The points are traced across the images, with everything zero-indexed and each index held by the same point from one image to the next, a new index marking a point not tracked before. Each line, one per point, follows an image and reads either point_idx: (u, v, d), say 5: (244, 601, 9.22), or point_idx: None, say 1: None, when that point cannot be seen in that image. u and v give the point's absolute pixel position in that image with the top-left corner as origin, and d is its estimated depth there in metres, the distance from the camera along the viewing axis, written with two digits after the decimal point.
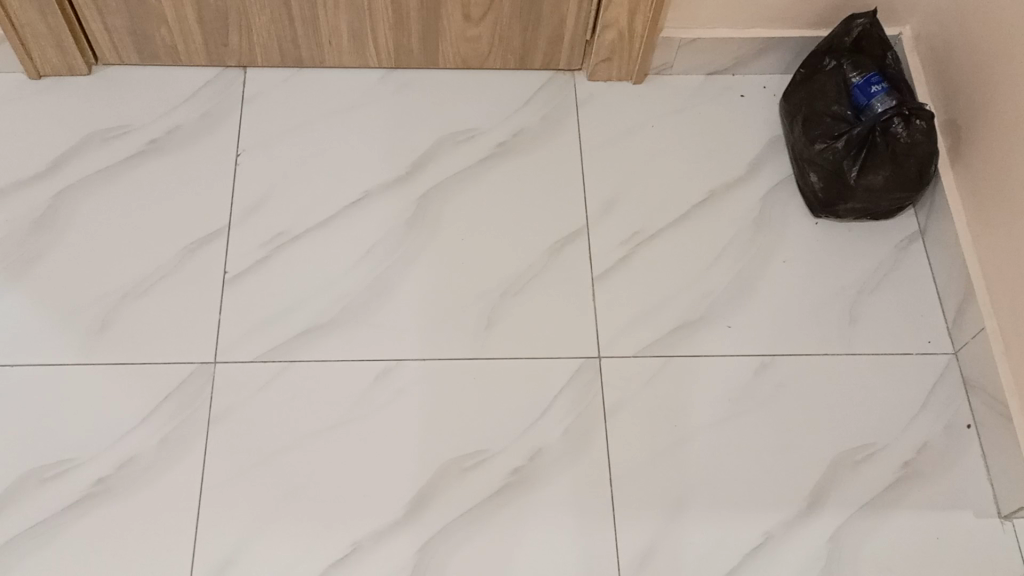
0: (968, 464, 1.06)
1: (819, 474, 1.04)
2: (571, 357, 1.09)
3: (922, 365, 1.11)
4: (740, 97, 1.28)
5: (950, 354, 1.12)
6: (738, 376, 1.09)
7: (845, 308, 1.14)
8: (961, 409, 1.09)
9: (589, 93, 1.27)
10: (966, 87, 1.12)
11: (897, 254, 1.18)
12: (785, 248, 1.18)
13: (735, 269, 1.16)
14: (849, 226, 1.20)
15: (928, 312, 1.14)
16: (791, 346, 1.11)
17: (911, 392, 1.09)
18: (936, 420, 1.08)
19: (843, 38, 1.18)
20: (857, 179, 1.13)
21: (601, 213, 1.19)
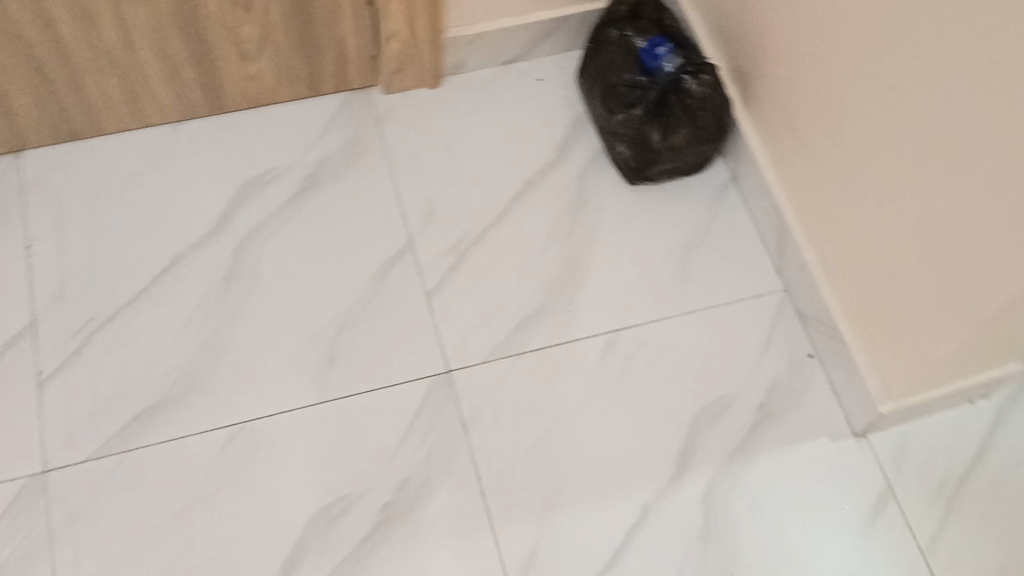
0: (817, 393, 1.09)
1: (682, 436, 1.06)
2: (420, 378, 1.07)
3: (758, 307, 1.14)
4: (538, 81, 1.29)
5: (780, 290, 1.16)
6: (588, 358, 1.10)
7: (676, 268, 1.16)
8: (801, 340, 1.12)
9: (388, 106, 1.25)
10: (742, 33, 1.14)
11: (715, 204, 1.21)
12: (609, 222, 1.19)
13: (564, 253, 1.16)
14: (664, 187, 1.22)
15: (754, 255, 1.18)
16: (633, 317, 1.12)
17: (752, 335, 1.12)
18: (780, 357, 1.11)
19: (620, 8, 1.21)
20: (661, 141, 1.15)
21: (422, 224, 1.17)
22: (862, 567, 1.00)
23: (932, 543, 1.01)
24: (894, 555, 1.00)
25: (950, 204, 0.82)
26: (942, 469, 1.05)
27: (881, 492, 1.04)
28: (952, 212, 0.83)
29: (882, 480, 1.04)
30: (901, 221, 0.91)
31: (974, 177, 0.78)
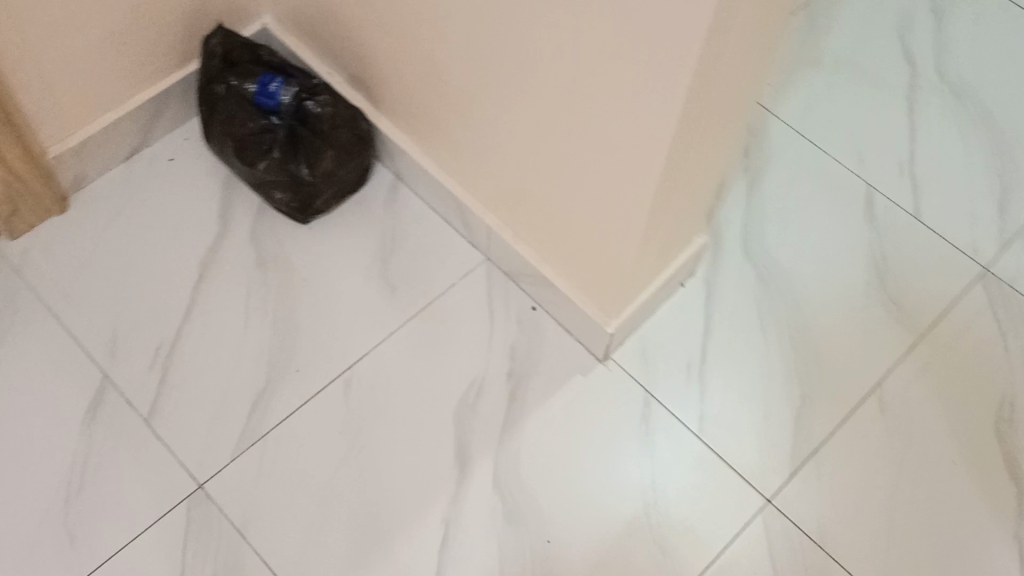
0: (553, 338, 1.14)
1: (453, 435, 1.06)
2: (176, 506, 1.00)
3: (469, 285, 1.17)
4: (170, 162, 1.23)
5: (483, 261, 1.19)
6: (335, 405, 1.07)
7: (382, 284, 1.16)
8: (520, 298, 1.16)
9: (22, 250, 1.14)
10: (340, 43, 1.14)
11: (392, 209, 1.22)
12: (300, 268, 1.16)
13: (269, 317, 1.12)
14: (338, 213, 1.21)
15: (446, 240, 1.20)
16: (361, 347, 1.11)
17: (476, 313, 1.15)
18: (508, 321, 1.15)
19: (213, 62, 1.15)
20: (312, 173, 1.13)
21: (111, 353, 1.08)
22: (655, 472, 1.06)
23: (700, 422, 1.09)
24: (675, 448, 1.07)
25: (574, 131, 0.87)
26: (682, 355, 1.14)
27: (643, 399, 1.10)
28: (579, 138, 0.88)
29: (638, 388, 1.11)
30: (545, 160, 0.95)
31: (580, 100, 0.83)
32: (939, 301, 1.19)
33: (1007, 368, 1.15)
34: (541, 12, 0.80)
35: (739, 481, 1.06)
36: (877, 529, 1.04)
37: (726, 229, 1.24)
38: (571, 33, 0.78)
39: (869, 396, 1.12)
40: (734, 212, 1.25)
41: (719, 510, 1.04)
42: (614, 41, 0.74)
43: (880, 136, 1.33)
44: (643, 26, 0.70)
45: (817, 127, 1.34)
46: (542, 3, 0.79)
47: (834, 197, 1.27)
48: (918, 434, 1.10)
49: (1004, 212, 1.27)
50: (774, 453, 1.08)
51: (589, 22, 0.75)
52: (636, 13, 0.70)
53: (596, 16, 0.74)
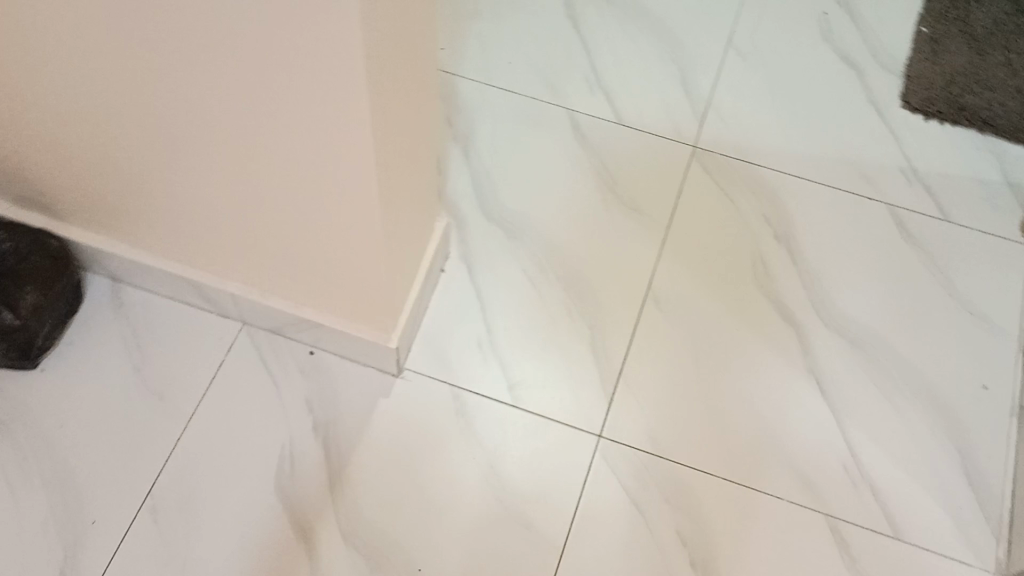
0: (343, 374, 1.11)
1: (285, 512, 1.01)
2: None
3: (238, 357, 1.11)
4: None
5: (241, 328, 1.13)
6: (150, 536, 0.99)
7: (146, 395, 1.07)
8: (294, 348, 1.12)
9: None
10: None
11: (124, 315, 1.12)
12: (49, 417, 1.05)
13: (39, 482, 1.01)
14: (67, 343, 1.10)
15: (194, 323, 1.12)
16: (151, 468, 1.03)
17: (256, 382, 1.09)
18: (292, 377, 1.10)
19: None
20: (21, 314, 1.02)
21: None
22: (491, 456, 1.07)
23: (512, 392, 1.11)
24: (500, 426, 1.09)
25: (274, 185, 0.83)
26: (470, 337, 1.14)
27: (452, 394, 1.10)
28: (282, 191, 0.83)
29: (444, 385, 1.11)
30: (260, 220, 0.90)
31: (267, 159, 0.79)
32: (668, 191, 1.27)
33: (745, 227, 1.24)
34: (184, 96, 0.74)
35: (568, 430, 1.09)
36: (699, 416, 1.10)
37: (461, 200, 1.24)
38: (227, 104, 0.73)
39: (646, 300, 1.18)
40: (460, 181, 1.26)
41: (561, 465, 1.06)
42: (273, 100, 0.70)
43: (560, 59, 1.37)
44: (298, 79, 0.66)
45: (501, 71, 1.36)
46: (182, 85, 0.73)
47: (543, 131, 1.31)
48: (698, 317, 1.17)
49: (688, 89, 1.36)
50: (588, 390, 1.11)
51: (239, 93, 0.70)
52: (284, 70, 0.66)
53: (244, 86, 0.69)
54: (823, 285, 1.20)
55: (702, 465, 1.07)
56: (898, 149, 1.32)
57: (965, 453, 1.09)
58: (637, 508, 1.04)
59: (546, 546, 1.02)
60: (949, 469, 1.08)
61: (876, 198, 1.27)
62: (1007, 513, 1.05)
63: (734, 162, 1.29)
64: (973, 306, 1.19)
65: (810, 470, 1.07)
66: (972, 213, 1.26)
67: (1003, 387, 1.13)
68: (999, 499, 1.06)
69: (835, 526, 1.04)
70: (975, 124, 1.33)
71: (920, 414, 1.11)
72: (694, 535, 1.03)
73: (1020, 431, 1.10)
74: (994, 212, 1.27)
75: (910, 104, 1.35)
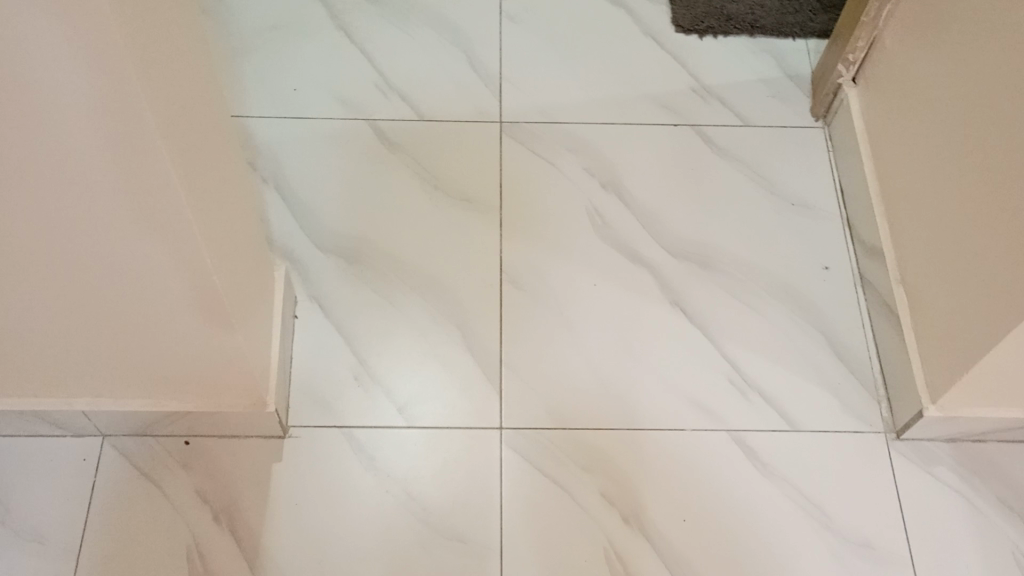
0: (226, 453, 1.06)
1: None
2: None
3: (111, 473, 1.04)
4: None
5: (103, 441, 1.05)
6: None
7: (23, 546, 0.99)
8: (167, 444, 1.06)
9: None
10: None
11: None
12: None
13: None
14: None
15: (51, 453, 1.04)
16: None
17: (138, 492, 1.03)
18: (175, 474, 1.04)
19: None
20: None
21: None
22: (403, 483, 1.05)
23: (403, 414, 1.09)
24: (402, 450, 1.07)
25: (96, 293, 0.77)
26: (344, 373, 1.11)
27: (345, 435, 1.07)
28: (109, 296, 0.78)
29: (334, 430, 1.07)
30: (92, 333, 0.84)
31: (82, 268, 0.73)
32: (490, 171, 1.27)
33: (572, 185, 1.26)
34: None
35: (469, 433, 1.08)
36: (588, 378, 1.12)
37: (290, 240, 1.20)
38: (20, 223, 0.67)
39: (503, 284, 1.18)
40: (284, 222, 1.21)
41: (474, 468, 1.06)
42: (70, 197, 0.64)
43: (344, 72, 1.34)
44: (91, 173, 0.62)
45: (289, 100, 1.31)
46: None
47: (350, 148, 1.28)
48: (556, 284, 1.19)
49: (478, 67, 1.36)
50: (475, 388, 1.11)
51: (29, 200, 0.65)
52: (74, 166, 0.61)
53: (32, 192, 0.64)
54: (659, 218, 1.24)
55: (605, 423, 1.09)
56: (686, 71, 1.37)
57: (828, 333, 1.16)
58: (558, 485, 1.05)
59: (484, 552, 1.01)
60: (819, 352, 1.15)
61: (680, 123, 1.32)
62: (879, 376, 1.13)
63: (543, 126, 1.31)
64: (794, 197, 1.27)
65: (701, 395, 1.12)
66: (767, 113, 1.34)
67: (841, 264, 1.22)
68: (868, 365, 1.14)
69: (739, 439, 1.09)
70: (745, 30, 1.41)
71: (780, 310, 1.18)
72: (617, 492, 1.05)
73: (867, 298, 1.18)
74: (786, 105, 1.34)
75: (683, 27, 1.41)
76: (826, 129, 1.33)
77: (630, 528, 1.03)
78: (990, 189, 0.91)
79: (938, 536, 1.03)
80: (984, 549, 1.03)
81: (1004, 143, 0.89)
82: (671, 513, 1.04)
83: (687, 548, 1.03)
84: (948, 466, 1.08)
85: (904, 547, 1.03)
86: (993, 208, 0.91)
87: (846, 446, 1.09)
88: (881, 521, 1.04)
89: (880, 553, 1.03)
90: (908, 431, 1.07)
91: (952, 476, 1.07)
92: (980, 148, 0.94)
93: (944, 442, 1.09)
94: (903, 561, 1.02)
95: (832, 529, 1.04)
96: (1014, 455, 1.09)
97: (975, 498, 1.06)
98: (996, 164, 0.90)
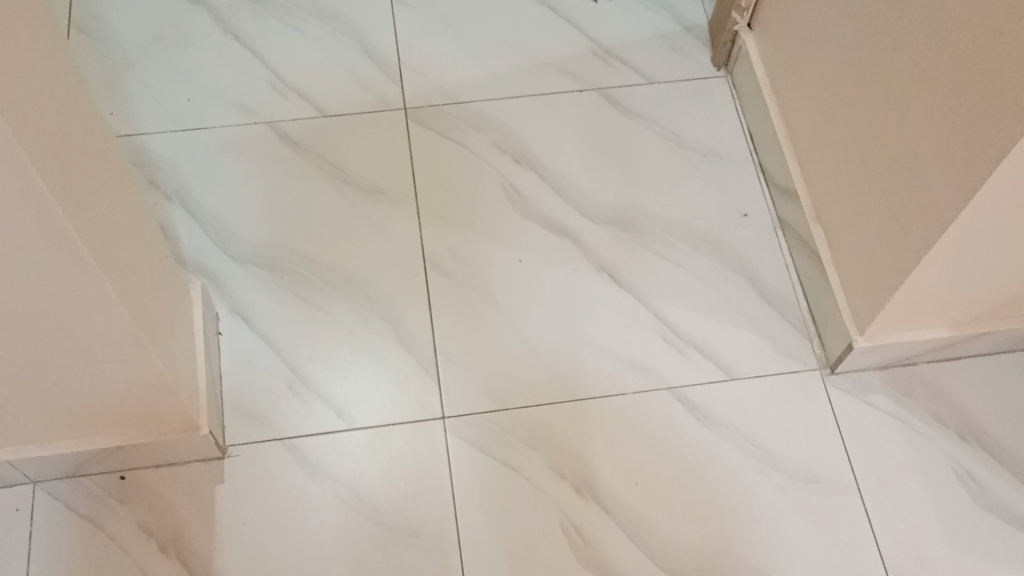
0: (165, 482, 1.03)
1: None
2: None
3: (47, 519, 1.00)
4: None
5: (35, 488, 1.01)
6: None
7: None
8: (102, 482, 1.02)
9: None
10: None
11: None
12: None
13: None
14: None
15: None
16: None
17: (78, 535, 1.00)
18: (114, 512, 1.01)
19: None
20: None
21: None
22: (350, 486, 1.03)
23: (343, 416, 1.07)
24: (346, 453, 1.05)
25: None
26: (278, 384, 1.09)
27: (286, 447, 1.05)
28: (11, 342, 0.74)
29: (273, 442, 1.05)
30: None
31: None
32: (400, 160, 1.25)
33: (485, 164, 1.25)
34: None
35: (412, 426, 1.07)
36: (524, 356, 1.12)
37: (204, 255, 1.17)
38: None
39: (427, 272, 1.17)
40: (194, 237, 1.17)
41: (421, 461, 1.05)
42: None
43: (237, 76, 1.30)
44: None
45: (184, 111, 1.27)
46: None
47: (254, 153, 1.24)
48: (481, 265, 1.17)
49: (374, 55, 1.33)
50: (412, 380, 1.10)
51: None
52: None
53: None
54: (576, 185, 1.24)
55: (546, 397, 1.09)
56: (584, 36, 1.36)
57: (753, 278, 1.18)
58: (507, 465, 1.05)
59: (441, 543, 1.01)
60: (748, 298, 1.16)
61: (585, 88, 1.32)
62: (807, 314, 1.15)
63: (448, 107, 1.29)
64: (705, 148, 1.27)
65: (638, 357, 1.12)
66: (669, 67, 1.34)
67: (759, 209, 1.23)
68: (796, 305, 1.16)
69: (679, 395, 1.10)
70: None
71: (704, 262, 1.19)
72: (566, 464, 1.05)
73: (787, 240, 1.20)
74: (687, 58, 1.35)
75: None
76: (728, 77, 1.34)
77: (583, 497, 1.04)
78: (891, 116, 0.93)
79: (881, 462, 1.06)
80: (925, 467, 1.06)
81: (899, 69, 0.90)
82: (622, 477, 1.05)
83: (641, 509, 1.03)
84: (883, 392, 1.10)
85: (849, 477, 1.05)
86: (895, 134, 0.93)
87: (783, 387, 1.10)
88: (825, 455, 1.06)
89: (827, 486, 1.05)
90: (841, 364, 1.09)
91: (887, 402, 1.10)
92: (876, 77, 0.95)
93: (876, 371, 1.12)
94: (850, 490, 1.04)
95: (779, 469, 1.06)
96: (943, 373, 1.11)
97: (912, 420, 1.09)
98: (893, 90, 0.92)
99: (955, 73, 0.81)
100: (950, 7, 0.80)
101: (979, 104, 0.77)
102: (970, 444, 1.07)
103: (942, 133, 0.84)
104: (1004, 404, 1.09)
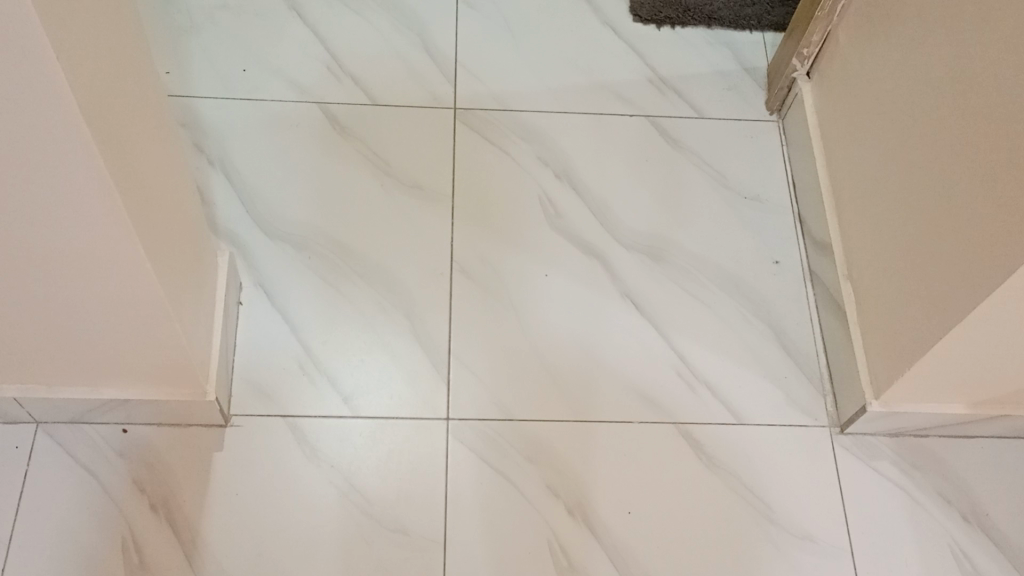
0: (165, 441, 1.03)
1: None
2: None
3: (45, 462, 1.01)
4: None
5: (39, 428, 1.03)
6: None
7: None
8: (105, 431, 1.03)
9: None
10: None
11: None
12: None
13: None
14: None
15: None
16: None
17: (74, 480, 1.01)
18: (111, 463, 1.02)
19: None
20: None
21: None
22: (346, 473, 1.04)
23: (349, 404, 1.08)
24: (346, 440, 1.05)
25: (25, 283, 0.75)
26: (290, 361, 1.09)
27: (288, 425, 1.05)
28: (37, 284, 0.75)
29: (277, 419, 1.06)
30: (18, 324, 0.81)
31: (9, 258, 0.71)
32: (442, 159, 1.25)
33: (526, 174, 1.25)
34: None
35: (415, 423, 1.07)
36: (537, 370, 1.11)
37: (238, 225, 1.18)
38: None
39: (452, 273, 1.17)
40: (230, 207, 1.19)
41: (420, 459, 1.05)
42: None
43: (294, 55, 1.31)
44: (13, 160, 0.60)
45: (238, 82, 1.28)
46: None
47: (299, 132, 1.25)
48: (506, 273, 1.18)
49: (432, 52, 1.34)
50: (422, 378, 1.10)
51: None
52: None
53: None
54: (612, 209, 1.24)
55: (551, 415, 1.09)
56: (642, 62, 1.36)
57: (776, 328, 1.17)
58: (503, 475, 1.05)
59: (427, 544, 1.01)
60: (768, 347, 1.15)
61: (635, 114, 1.32)
62: (825, 371, 1.14)
63: (496, 113, 1.29)
64: (746, 191, 1.27)
65: (650, 389, 1.11)
66: (722, 105, 1.33)
67: (791, 258, 1.22)
68: (815, 360, 1.15)
69: (685, 432, 1.09)
70: (702, 21, 1.40)
71: (729, 304, 1.18)
72: (563, 484, 1.05)
73: (816, 293, 1.19)
74: (742, 98, 1.34)
75: (640, 17, 1.40)
76: (780, 122, 1.33)
77: (574, 520, 1.03)
78: (928, 196, 0.94)
79: (878, 530, 1.05)
80: (921, 542, 1.04)
81: (942, 151, 0.91)
82: (616, 505, 1.04)
83: (631, 540, 1.03)
84: (890, 459, 1.09)
85: (843, 540, 1.04)
86: (930, 214, 0.93)
87: (790, 440, 1.09)
88: (823, 514, 1.05)
89: (821, 546, 1.04)
90: (851, 426, 1.08)
91: (893, 470, 1.08)
92: (920, 156, 0.96)
93: (886, 438, 1.10)
94: (842, 553, 1.03)
95: (775, 522, 1.05)
96: (954, 449, 1.10)
97: (915, 492, 1.07)
98: (934, 171, 0.93)
99: (994, 166, 0.82)
100: (999, 100, 0.81)
101: (1009, 205, 0.79)
102: (971, 526, 1.06)
103: (970, 224, 0.85)
104: (1012, 489, 1.08)
